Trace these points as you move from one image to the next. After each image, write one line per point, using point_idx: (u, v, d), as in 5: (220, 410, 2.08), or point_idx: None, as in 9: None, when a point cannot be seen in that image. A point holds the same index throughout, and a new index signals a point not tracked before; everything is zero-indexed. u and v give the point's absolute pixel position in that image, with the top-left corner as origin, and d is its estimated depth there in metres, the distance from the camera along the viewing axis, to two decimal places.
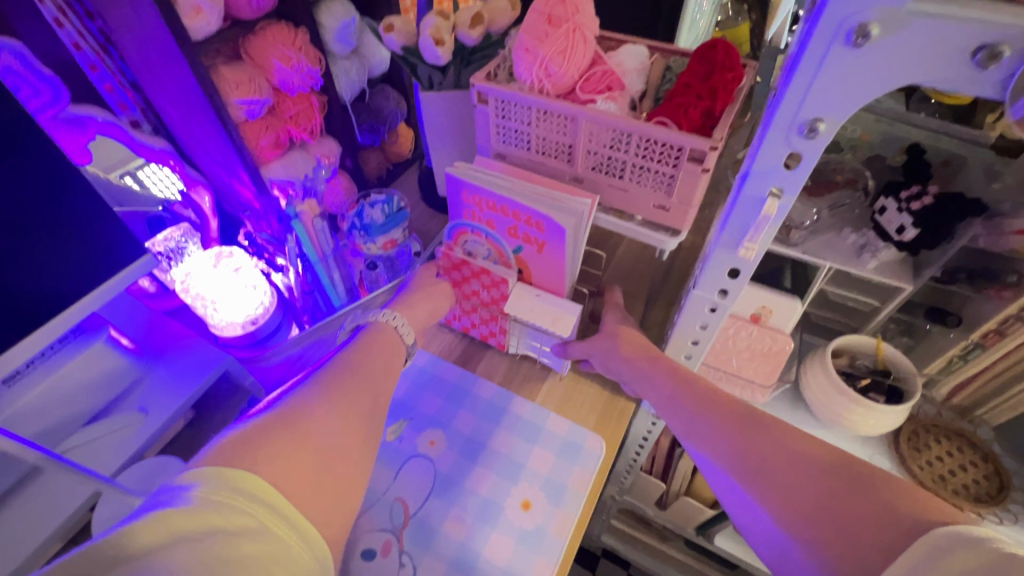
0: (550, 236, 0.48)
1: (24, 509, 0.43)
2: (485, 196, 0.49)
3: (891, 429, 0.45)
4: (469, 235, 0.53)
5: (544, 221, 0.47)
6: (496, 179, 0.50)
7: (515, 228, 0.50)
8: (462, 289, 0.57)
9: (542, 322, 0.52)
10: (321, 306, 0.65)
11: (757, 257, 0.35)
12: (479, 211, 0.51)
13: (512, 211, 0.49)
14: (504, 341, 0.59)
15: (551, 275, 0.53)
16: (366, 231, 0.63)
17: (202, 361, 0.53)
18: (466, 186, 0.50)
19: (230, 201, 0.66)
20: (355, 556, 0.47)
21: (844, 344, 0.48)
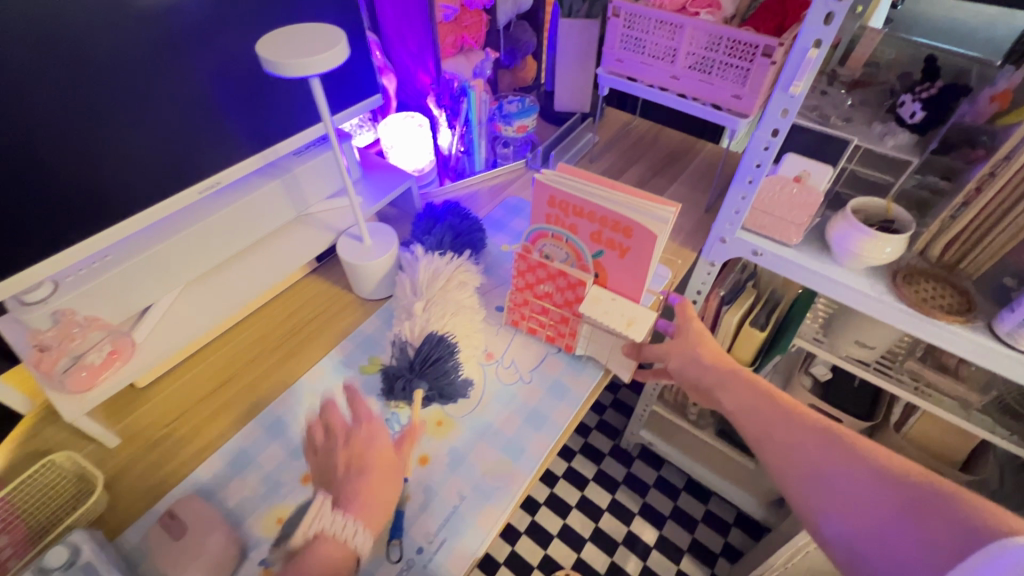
0: (637, 243, 0.52)
1: (296, 237, 0.69)
2: (573, 202, 0.54)
3: (886, 261, 0.62)
4: (548, 238, 0.57)
5: (633, 226, 0.51)
6: (583, 188, 0.53)
7: (599, 233, 0.54)
8: (532, 286, 0.61)
9: (615, 323, 0.55)
10: (465, 171, 0.89)
11: (801, 94, 0.54)
12: (562, 216, 0.55)
13: (600, 217, 0.53)
14: (571, 342, 0.62)
15: (629, 280, 0.56)
16: (507, 118, 0.86)
17: (393, 179, 0.77)
18: (556, 192, 0.54)
19: (407, 90, 0.86)
20: (492, 307, 0.69)
21: (861, 205, 0.64)
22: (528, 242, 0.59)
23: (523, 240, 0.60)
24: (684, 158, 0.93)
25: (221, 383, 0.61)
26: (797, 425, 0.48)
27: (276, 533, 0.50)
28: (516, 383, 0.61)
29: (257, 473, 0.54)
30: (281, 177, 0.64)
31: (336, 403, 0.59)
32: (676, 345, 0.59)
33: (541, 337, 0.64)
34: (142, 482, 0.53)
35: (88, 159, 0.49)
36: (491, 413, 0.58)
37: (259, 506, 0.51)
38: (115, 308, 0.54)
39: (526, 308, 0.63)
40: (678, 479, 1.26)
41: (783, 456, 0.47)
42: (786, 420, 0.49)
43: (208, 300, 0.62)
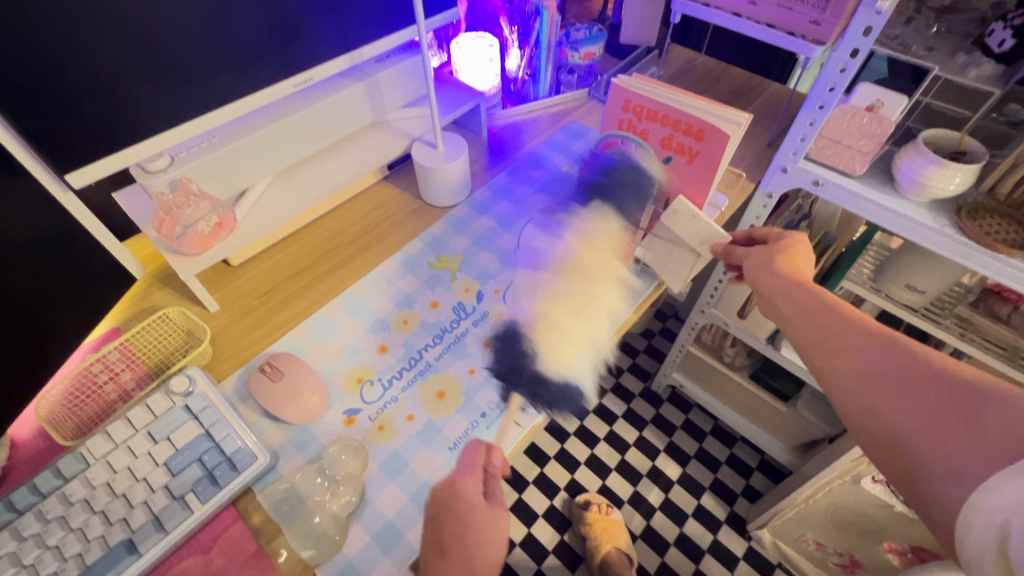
0: (708, 144, 0.57)
1: (374, 141, 0.74)
2: (648, 106, 0.60)
3: (951, 194, 0.62)
4: (619, 146, 0.64)
5: (705, 129, 0.57)
6: (658, 93, 0.59)
7: (670, 138, 0.60)
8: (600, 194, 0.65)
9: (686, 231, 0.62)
10: (528, 96, 0.91)
11: (887, 10, 0.53)
12: (635, 121, 0.62)
13: (673, 121, 0.59)
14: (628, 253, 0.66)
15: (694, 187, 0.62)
16: (575, 44, 0.87)
17: (461, 96, 0.80)
18: (631, 96, 0.60)
19: (478, 13, 0.84)
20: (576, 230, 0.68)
21: (932, 136, 0.64)
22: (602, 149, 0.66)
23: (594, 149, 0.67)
24: (748, 94, 0.92)
25: (306, 267, 0.68)
26: (854, 335, 0.48)
27: (356, 391, 0.56)
28: None
29: (339, 341, 0.60)
30: (364, 80, 0.68)
31: (408, 292, 0.65)
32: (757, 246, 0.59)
33: None
34: (238, 342, 0.61)
35: (210, 41, 0.53)
36: None
37: (341, 369, 0.58)
38: (219, 185, 0.60)
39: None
40: (706, 423, 1.30)
41: (840, 353, 0.48)
42: (838, 323, 0.50)
43: (294, 191, 0.67)
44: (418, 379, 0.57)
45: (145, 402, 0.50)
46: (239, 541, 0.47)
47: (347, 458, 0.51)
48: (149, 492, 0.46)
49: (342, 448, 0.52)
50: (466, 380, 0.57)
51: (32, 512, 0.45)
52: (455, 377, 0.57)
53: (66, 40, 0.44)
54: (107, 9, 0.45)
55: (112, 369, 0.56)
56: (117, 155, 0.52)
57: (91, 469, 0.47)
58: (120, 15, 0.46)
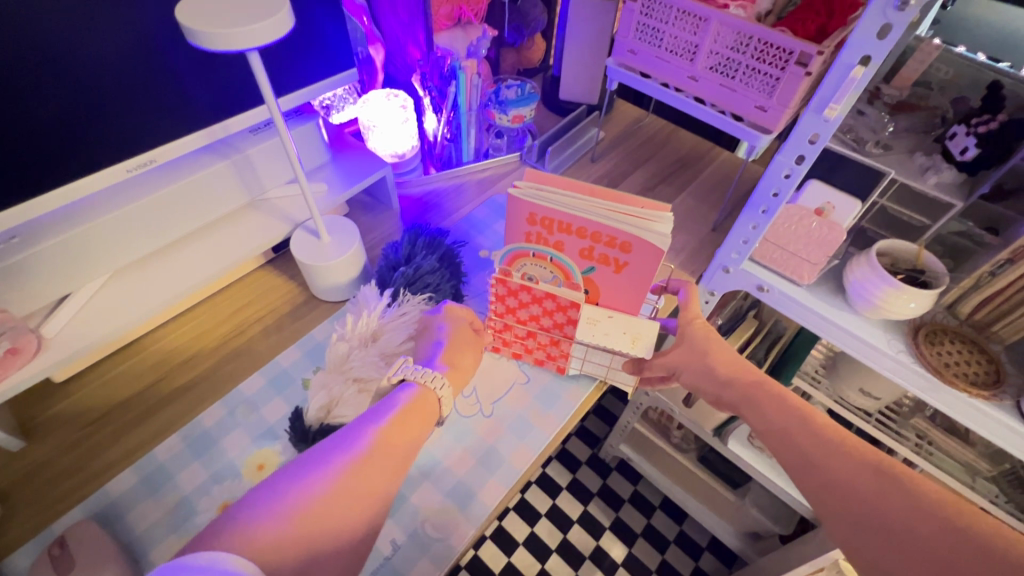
0: (637, 258, 0.48)
1: (249, 224, 0.62)
2: (556, 218, 0.49)
3: (913, 317, 0.54)
4: (528, 258, 0.52)
5: (633, 242, 0.47)
6: (565, 200, 0.49)
7: (589, 249, 0.50)
8: (516, 312, 0.56)
9: (619, 344, 0.55)
10: (451, 159, 0.80)
11: (838, 120, 0.45)
12: (545, 233, 0.51)
13: (591, 233, 0.48)
14: (564, 364, 0.59)
15: (624, 296, 0.53)
16: (502, 105, 0.76)
17: (363, 167, 0.69)
18: (536, 209, 0.49)
19: (397, 65, 0.74)
20: None
21: (889, 247, 0.56)
22: (506, 264, 0.54)
23: (497, 263, 0.53)
24: (696, 165, 0.83)
25: (154, 381, 0.56)
26: (831, 451, 0.41)
27: None
28: (475, 415, 0.55)
29: (175, 495, 0.48)
30: (230, 157, 0.57)
31: (272, 422, 0.53)
32: (683, 356, 0.52)
33: (528, 361, 0.60)
34: (47, 491, 0.48)
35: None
36: (443, 449, 0.52)
37: (168, 536, 0.46)
38: (16, 298, 0.47)
39: (507, 333, 0.58)
40: (655, 496, 1.21)
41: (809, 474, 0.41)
42: (810, 434, 0.42)
43: (138, 291, 0.55)
44: None
45: None
46: None
47: None
48: None
49: None
50: None
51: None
52: None
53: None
54: None
55: None
56: None
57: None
58: None
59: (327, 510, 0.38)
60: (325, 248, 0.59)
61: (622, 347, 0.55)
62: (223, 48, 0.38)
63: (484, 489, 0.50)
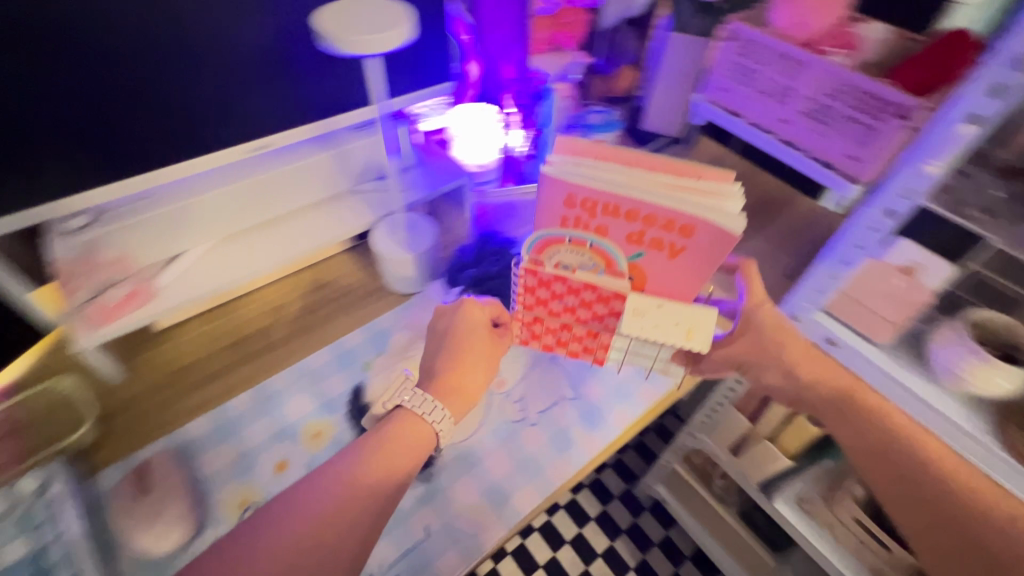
0: (696, 241, 0.44)
1: (339, 213, 0.67)
2: (597, 195, 0.43)
3: (1003, 397, 0.50)
4: (562, 247, 0.48)
5: (694, 224, 0.42)
6: (603, 174, 0.44)
7: (638, 232, 0.45)
8: (548, 304, 0.50)
9: (673, 337, 0.47)
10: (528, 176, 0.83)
11: (938, 175, 0.44)
12: (586, 218, 0.45)
13: (642, 215, 0.44)
14: (601, 355, 0.55)
15: (677, 280, 0.48)
16: (586, 127, 0.80)
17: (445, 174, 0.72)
18: (577, 191, 0.44)
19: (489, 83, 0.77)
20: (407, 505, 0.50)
21: (982, 317, 0.53)
22: (536, 252, 0.49)
23: (526, 254, 0.48)
24: (775, 207, 0.81)
25: (237, 341, 0.62)
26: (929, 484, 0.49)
27: (238, 515, 0.48)
28: (520, 421, 0.56)
29: (240, 446, 0.52)
30: (332, 150, 0.62)
31: (332, 395, 0.57)
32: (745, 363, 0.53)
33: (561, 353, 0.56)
34: (135, 422, 0.54)
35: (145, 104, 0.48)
36: (485, 448, 0.54)
37: (230, 482, 0.50)
38: (140, 250, 0.55)
39: (539, 326, 0.53)
40: (687, 545, 1.16)
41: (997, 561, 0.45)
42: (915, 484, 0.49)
43: (236, 259, 0.62)
44: None
45: None
46: None
47: None
48: None
49: None
50: None
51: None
52: None
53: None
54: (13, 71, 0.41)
55: None
56: (27, 213, 0.48)
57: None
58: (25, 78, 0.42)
59: (326, 516, 0.40)
60: (399, 236, 0.64)
61: (676, 340, 0.47)
62: (363, 53, 0.43)
63: (518, 497, 0.50)
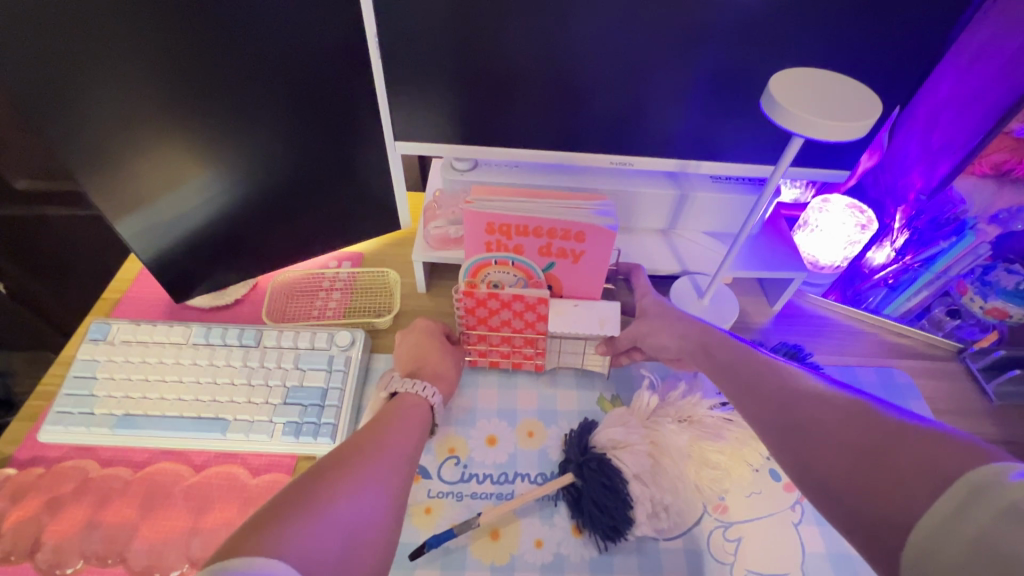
0: (593, 245, 0.51)
1: (651, 246, 0.65)
2: (511, 223, 0.50)
3: None
4: (493, 267, 0.53)
5: (586, 232, 0.50)
6: (507, 204, 0.51)
7: (547, 246, 0.52)
8: (487, 321, 0.54)
9: (590, 329, 0.54)
10: (864, 301, 0.67)
11: None
12: (504, 240, 0.52)
13: (547, 231, 0.51)
14: (541, 360, 0.57)
15: (584, 283, 0.55)
16: (983, 288, 0.59)
17: (779, 259, 0.63)
18: (493, 219, 0.50)
19: (885, 182, 0.64)
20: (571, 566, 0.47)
21: None
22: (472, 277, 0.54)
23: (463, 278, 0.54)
24: None
25: None
26: None
27: (442, 458, 0.53)
28: (721, 566, 0.47)
29: (471, 402, 0.57)
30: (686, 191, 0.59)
31: (559, 407, 0.57)
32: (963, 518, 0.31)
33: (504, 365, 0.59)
34: None
35: (567, 97, 0.52)
36: (672, 564, 0.47)
37: (451, 426, 0.55)
38: None
39: (483, 343, 0.56)
40: None
41: None
42: None
43: None
44: (492, 498, 0.51)
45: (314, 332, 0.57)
46: (273, 489, 0.51)
47: None
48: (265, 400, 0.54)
49: None
50: (526, 546, 0.48)
51: (245, 350, 0.57)
52: (521, 532, 0.49)
53: (452, 42, 0.48)
54: (503, 40, 0.48)
55: (331, 287, 0.66)
56: (438, 146, 0.56)
57: (282, 351, 0.57)
58: (508, 48, 0.48)
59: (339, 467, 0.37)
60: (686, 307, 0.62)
61: (592, 332, 0.54)
62: (799, 131, 0.40)
63: None
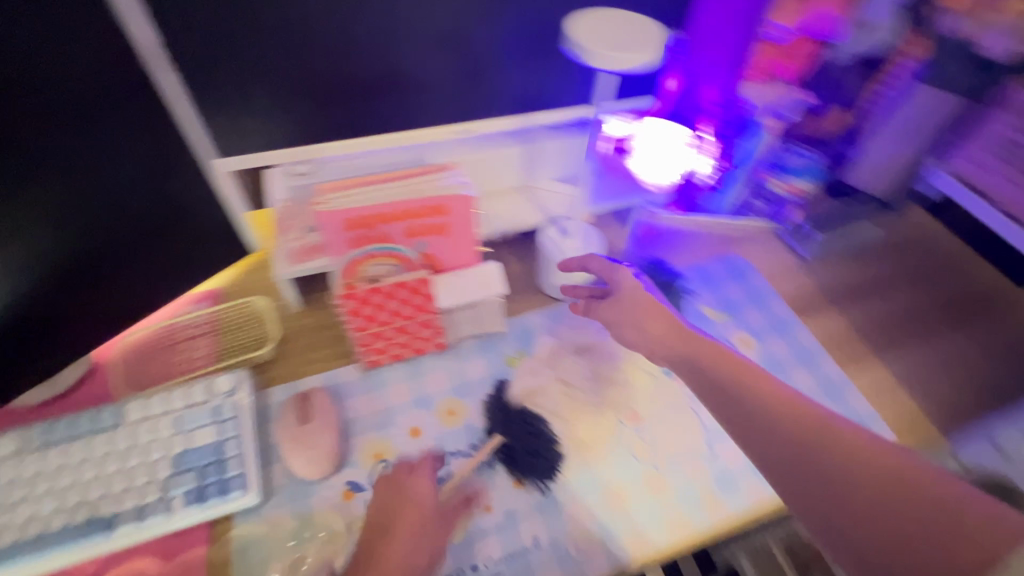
0: (457, 214, 0.53)
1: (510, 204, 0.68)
2: (370, 212, 0.50)
3: None
4: (367, 262, 0.52)
5: (447, 201, 0.52)
6: (362, 195, 0.51)
7: (413, 228, 0.53)
8: (377, 316, 0.54)
9: (477, 293, 0.57)
10: (701, 206, 0.77)
11: None
12: (369, 232, 0.52)
13: (409, 212, 0.52)
14: (441, 340, 0.58)
15: (460, 254, 0.57)
16: (782, 172, 0.70)
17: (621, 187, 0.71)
18: (350, 213, 0.50)
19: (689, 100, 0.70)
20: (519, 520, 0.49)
21: None
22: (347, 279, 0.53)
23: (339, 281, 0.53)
24: (993, 309, 0.68)
25: None
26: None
27: (370, 466, 0.52)
28: (645, 461, 0.53)
29: (383, 402, 0.56)
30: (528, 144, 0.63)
31: (469, 378, 0.58)
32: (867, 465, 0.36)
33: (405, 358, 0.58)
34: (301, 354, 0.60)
35: (388, 75, 0.52)
36: (605, 477, 0.52)
37: (369, 432, 0.54)
38: None
39: (379, 341, 0.56)
40: None
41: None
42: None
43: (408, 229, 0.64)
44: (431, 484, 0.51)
45: (188, 388, 0.52)
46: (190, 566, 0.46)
47: (322, 539, 0.48)
48: (149, 477, 0.48)
49: (326, 525, 0.48)
50: (475, 517, 0.49)
51: (107, 432, 0.49)
52: (467, 506, 0.50)
53: (240, 48, 0.46)
54: (303, 27, 0.46)
55: (192, 333, 0.59)
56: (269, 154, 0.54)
57: (152, 420, 0.50)
58: (311, 34, 0.47)
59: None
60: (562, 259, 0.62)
61: (480, 295, 0.57)
62: (601, 65, 0.45)
63: (627, 543, 0.49)
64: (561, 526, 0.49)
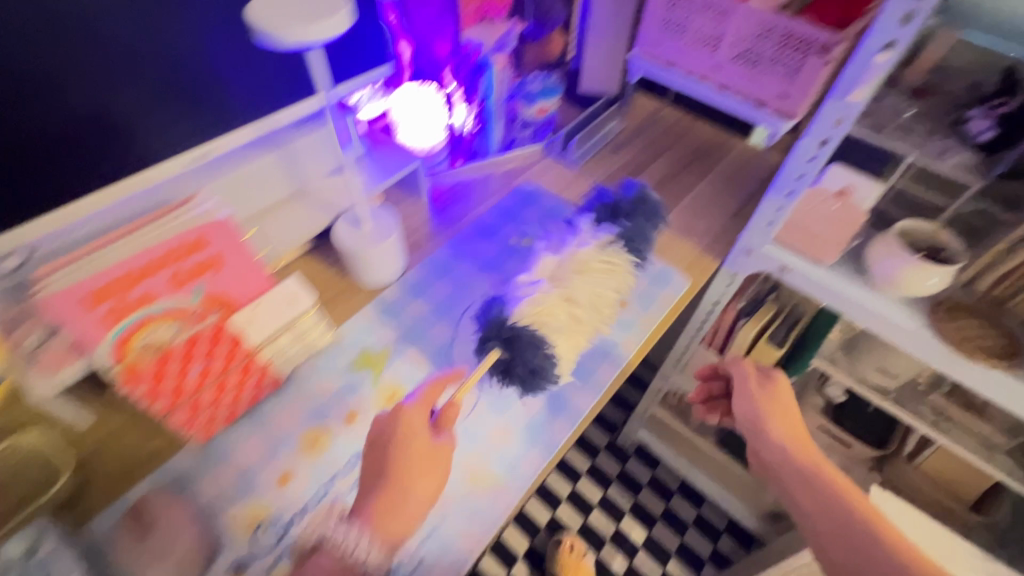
0: (222, 240, 0.51)
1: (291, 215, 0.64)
2: (116, 275, 0.46)
3: (933, 293, 0.57)
4: (142, 333, 0.46)
5: (202, 229, 0.50)
6: (96, 261, 0.45)
7: (178, 276, 0.49)
8: (182, 383, 0.48)
9: (286, 311, 0.53)
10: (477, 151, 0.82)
11: (862, 102, 0.49)
12: (125, 302, 0.46)
13: (164, 258, 0.48)
14: (272, 376, 0.54)
15: (248, 283, 0.53)
16: (528, 97, 0.79)
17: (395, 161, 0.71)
18: (90, 285, 0.45)
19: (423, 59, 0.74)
20: None
21: (910, 227, 0.59)
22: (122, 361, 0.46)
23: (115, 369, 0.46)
24: (718, 152, 0.85)
25: None
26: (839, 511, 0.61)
27: (250, 536, 0.47)
28: (514, 391, 0.58)
29: (239, 466, 0.51)
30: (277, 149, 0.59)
31: (322, 400, 0.56)
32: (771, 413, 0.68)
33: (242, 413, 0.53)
34: (112, 469, 0.51)
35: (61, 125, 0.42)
36: (486, 424, 0.56)
37: (234, 503, 0.49)
38: None
39: (200, 409, 0.50)
40: (671, 478, 1.20)
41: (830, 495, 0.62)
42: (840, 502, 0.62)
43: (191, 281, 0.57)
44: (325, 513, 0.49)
45: None
46: None
47: None
48: None
49: None
50: None
51: None
52: None
53: None
54: None
55: None
56: None
57: None
58: None
59: None
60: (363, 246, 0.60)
61: (292, 313, 0.53)
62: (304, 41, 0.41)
63: (522, 465, 0.53)
64: (463, 487, 0.52)
